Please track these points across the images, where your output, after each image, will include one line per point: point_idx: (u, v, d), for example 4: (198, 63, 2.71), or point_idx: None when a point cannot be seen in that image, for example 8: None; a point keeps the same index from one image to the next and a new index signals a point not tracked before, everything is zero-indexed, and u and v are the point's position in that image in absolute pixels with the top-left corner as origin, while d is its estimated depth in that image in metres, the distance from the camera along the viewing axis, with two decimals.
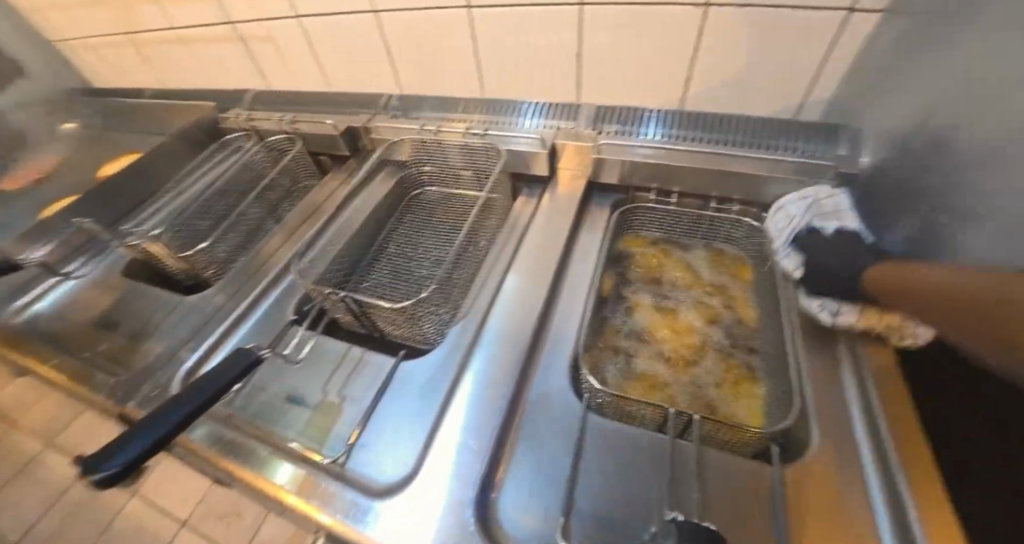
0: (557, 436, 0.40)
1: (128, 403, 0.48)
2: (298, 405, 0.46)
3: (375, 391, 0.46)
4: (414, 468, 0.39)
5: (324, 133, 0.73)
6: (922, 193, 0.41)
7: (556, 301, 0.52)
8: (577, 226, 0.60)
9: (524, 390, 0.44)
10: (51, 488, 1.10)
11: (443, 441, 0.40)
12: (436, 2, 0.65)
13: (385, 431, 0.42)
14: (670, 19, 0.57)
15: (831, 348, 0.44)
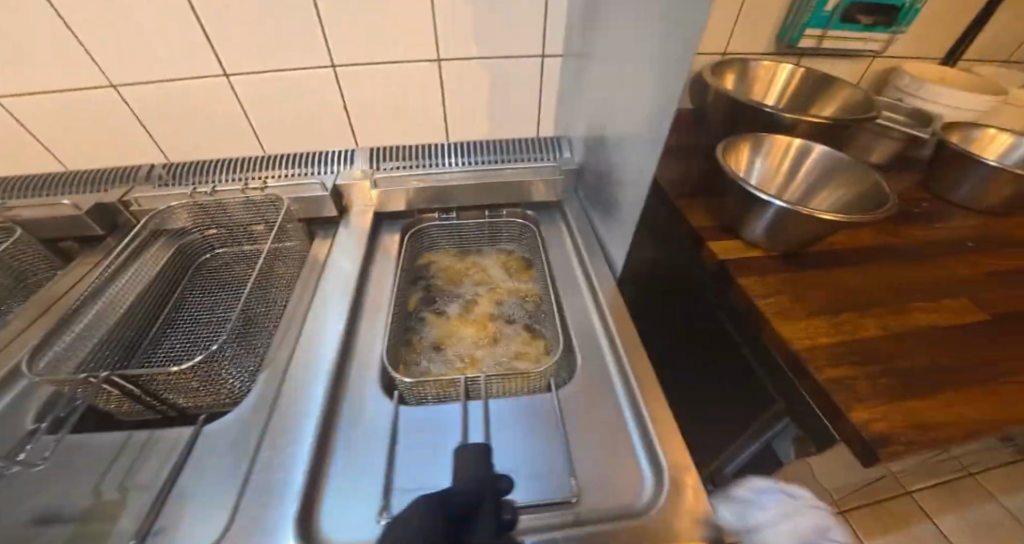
0: (378, 432, 0.43)
1: None
2: (59, 519, 0.38)
3: (167, 469, 0.41)
4: (224, 527, 0.36)
5: (60, 217, 0.63)
6: (604, 173, 0.60)
7: (363, 321, 0.55)
8: (373, 252, 0.66)
9: (335, 412, 0.44)
10: None
11: (260, 485, 0.38)
12: (185, 71, 0.65)
13: (186, 506, 0.37)
14: (414, 76, 0.71)
15: (583, 296, 0.57)
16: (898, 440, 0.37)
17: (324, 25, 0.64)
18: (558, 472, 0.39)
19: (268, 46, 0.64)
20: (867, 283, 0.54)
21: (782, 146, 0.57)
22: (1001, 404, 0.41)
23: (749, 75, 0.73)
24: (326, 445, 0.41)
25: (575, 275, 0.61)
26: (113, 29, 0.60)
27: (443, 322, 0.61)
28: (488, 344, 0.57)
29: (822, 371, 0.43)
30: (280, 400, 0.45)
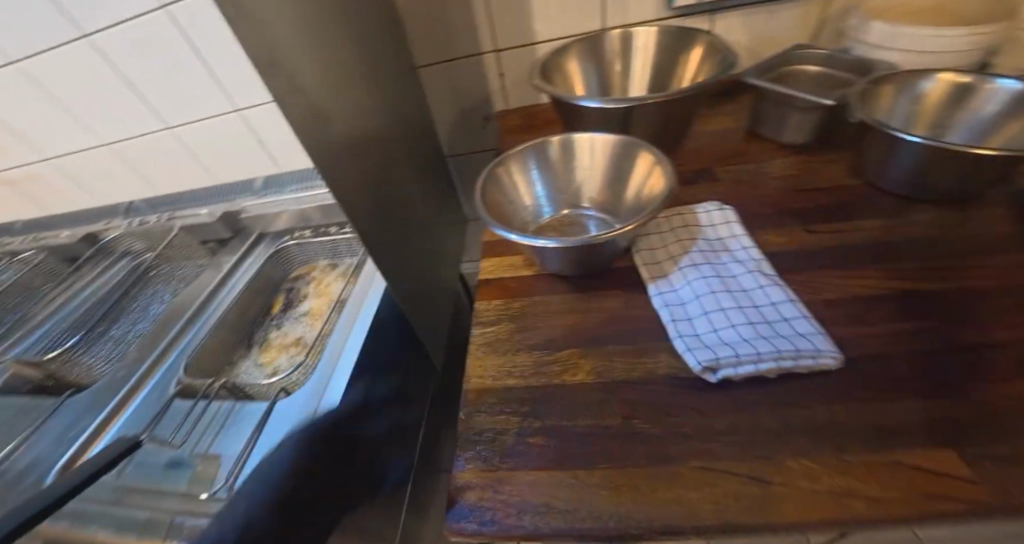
0: (149, 412, 0.56)
1: None
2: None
3: (40, 421, 0.59)
4: (43, 465, 0.53)
5: (65, 243, 0.87)
6: (387, 179, 0.59)
7: (194, 324, 0.66)
8: (243, 261, 0.76)
9: (135, 394, 0.58)
10: None
11: (76, 436, 0.55)
12: (83, 140, 0.78)
13: (45, 439, 0.56)
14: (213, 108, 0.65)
15: (334, 326, 0.59)
16: (476, 516, 0.31)
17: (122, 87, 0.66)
18: (224, 470, 0.46)
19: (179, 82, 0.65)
20: (639, 310, 0.43)
21: (586, 154, 0.52)
22: (686, 487, 0.30)
23: (603, 49, 0.63)
24: (113, 417, 0.56)
25: (345, 303, 0.62)
26: (41, 122, 0.77)
27: (268, 334, 0.70)
28: (289, 354, 0.65)
29: (474, 418, 0.37)
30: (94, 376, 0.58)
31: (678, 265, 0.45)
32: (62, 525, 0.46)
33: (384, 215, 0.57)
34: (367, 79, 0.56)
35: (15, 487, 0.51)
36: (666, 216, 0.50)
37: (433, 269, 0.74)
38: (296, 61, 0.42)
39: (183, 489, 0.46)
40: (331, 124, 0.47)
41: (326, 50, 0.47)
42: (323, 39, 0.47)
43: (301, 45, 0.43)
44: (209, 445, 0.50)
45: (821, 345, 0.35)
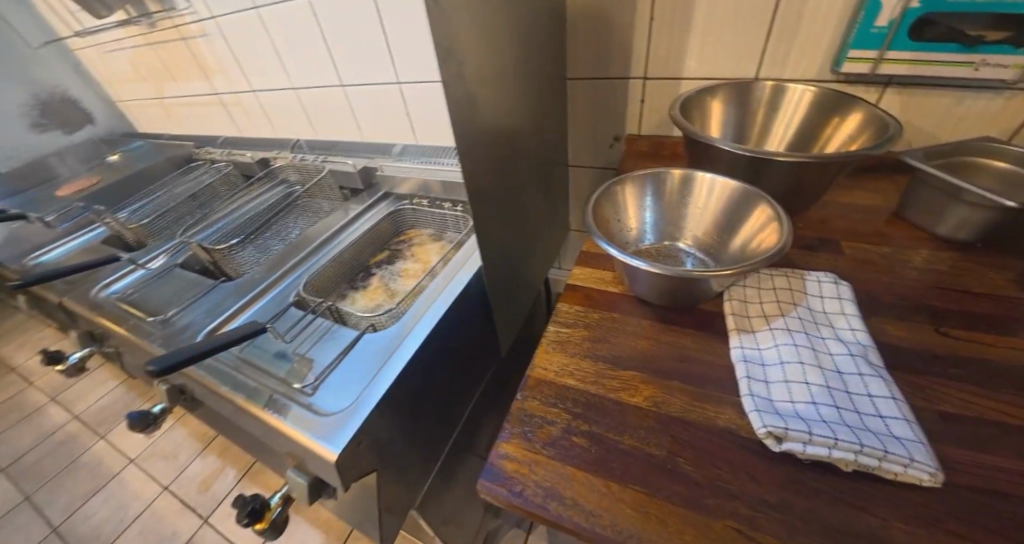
0: (271, 311, 0.67)
1: (64, 295, 0.78)
2: (144, 296, 0.75)
3: (196, 293, 0.74)
4: (193, 326, 0.67)
5: (245, 161, 1.08)
6: (514, 175, 0.65)
7: (319, 253, 0.78)
8: (368, 212, 0.87)
9: (266, 294, 0.71)
10: (43, 430, 1.38)
11: (218, 313, 0.69)
12: (305, 83, 1.05)
13: (195, 308, 0.71)
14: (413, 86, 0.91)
15: (430, 286, 0.66)
16: (509, 485, 0.34)
17: (340, 41, 0.90)
18: (314, 372, 0.55)
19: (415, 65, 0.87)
20: (717, 358, 0.42)
21: (704, 193, 0.51)
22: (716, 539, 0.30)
23: (752, 96, 0.63)
24: (246, 309, 0.69)
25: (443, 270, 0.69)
26: (279, 60, 1.03)
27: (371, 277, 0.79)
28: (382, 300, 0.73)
29: (529, 401, 0.40)
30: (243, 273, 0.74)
31: (769, 325, 0.43)
32: (196, 374, 0.58)
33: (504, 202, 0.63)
34: (522, 81, 0.61)
35: (176, 337, 0.66)
36: (774, 275, 0.48)
37: (525, 262, 0.78)
38: (471, 54, 0.48)
39: (281, 373, 0.55)
40: (483, 114, 0.53)
41: (496, 48, 0.53)
42: (498, 39, 0.53)
43: (479, 40, 0.49)
44: (307, 348, 0.59)
45: (919, 454, 0.32)
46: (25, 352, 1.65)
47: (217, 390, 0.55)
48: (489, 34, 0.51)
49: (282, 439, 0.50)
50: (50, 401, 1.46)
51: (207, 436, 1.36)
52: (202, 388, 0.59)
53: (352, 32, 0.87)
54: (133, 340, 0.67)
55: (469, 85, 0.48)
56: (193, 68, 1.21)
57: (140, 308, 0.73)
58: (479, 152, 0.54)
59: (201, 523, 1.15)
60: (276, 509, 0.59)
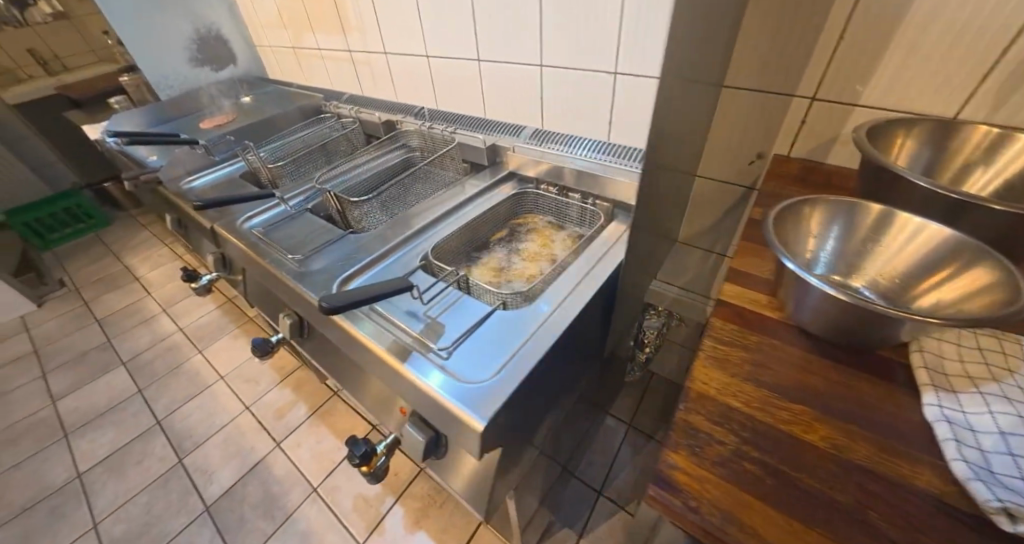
0: (398, 270, 0.69)
1: (216, 223, 0.87)
2: (283, 235, 0.81)
3: (327, 240, 0.78)
4: (330, 271, 0.71)
5: (372, 121, 1.12)
6: (665, 180, 0.63)
7: (444, 222, 0.79)
8: (491, 190, 0.87)
9: (394, 253, 0.73)
10: (157, 335, 1.60)
11: (349, 263, 0.72)
12: (441, 52, 1.07)
13: (328, 254, 0.75)
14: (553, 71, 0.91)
15: (560, 275, 0.65)
16: (682, 498, 0.33)
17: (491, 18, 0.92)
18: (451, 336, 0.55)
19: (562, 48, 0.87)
20: (909, 413, 0.38)
21: (901, 233, 0.47)
22: None
23: (960, 132, 0.56)
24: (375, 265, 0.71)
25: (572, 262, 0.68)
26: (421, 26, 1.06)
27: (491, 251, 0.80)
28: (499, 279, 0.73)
29: (692, 415, 0.39)
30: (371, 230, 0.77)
31: (976, 389, 0.38)
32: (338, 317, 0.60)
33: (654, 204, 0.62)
34: (699, 82, 0.59)
35: (313, 279, 0.70)
36: (980, 337, 0.43)
37: (641, 264, 0.77)
38: (678, 48, 0.46)
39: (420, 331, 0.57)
40: (667, 119, 0.51)
41: (694, 45, 0.50)
42: (698, 36, 0.50)
43: (687, 36, 0.47)
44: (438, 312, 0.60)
45: None
46: (147, 264, 1.89)
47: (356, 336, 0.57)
48: (692, 29, 0.49)
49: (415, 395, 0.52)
50: (162, 312, 1.68)
51: (286, 369, 1.48)
52: (335, 329, 0.62)
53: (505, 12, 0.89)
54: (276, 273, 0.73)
55: (669, 83, 0.46)
56: (334, 23, 1.27)
57: (281, 245, 0.78)
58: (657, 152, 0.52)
59: (274, 446, 1.26)
60: (380, 458, 0.61)
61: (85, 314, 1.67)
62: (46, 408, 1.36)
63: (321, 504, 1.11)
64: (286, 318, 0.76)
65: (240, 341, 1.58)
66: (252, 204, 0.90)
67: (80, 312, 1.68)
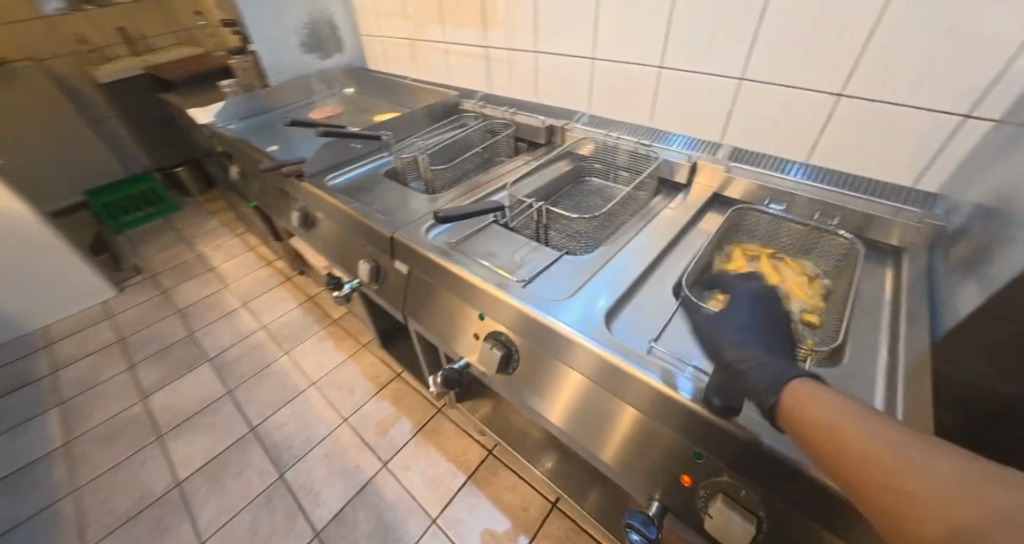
0: (659, 312, 0.59)
1: (396, 231, 0.78)
2: (495, 257, 0.70)
3: (543, 263, 0.68)
4: (571, 297, 0.61)
5: (532, 125, 1.06)
6: (993, 237, 0.56)
7: (675, 251, 0.70)
8: (700, 219, 0.79)
9: (641, 287, 0.63)
10: (239, 331, 1.60)
11: (592, 291, 0.62)
12: (616, 58, 1.03)
13: (552, 278, 0.65)
14: (762, 91, 0.88)
15: (851, 329, 0.59)
16: None
17: (695, 28, 0.89)
18: None
19: (780, 62, 0.83)
20: None
21: None
22: None
23: None
24: (626, 298, 0.61)
25: (850, 311, 0.62)
26: (595, 28, 1.02)
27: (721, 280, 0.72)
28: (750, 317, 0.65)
29: None
30: (599, 247, 0.70)
31: None
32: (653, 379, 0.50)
33: (982, 258, 0.56)
34: None
35: (556, 308, 0.59)
36: None
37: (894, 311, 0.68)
38: None
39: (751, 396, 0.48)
40: None
41: None
42: None
43: None
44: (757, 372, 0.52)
45: None
46: (219, 254, 1.99)
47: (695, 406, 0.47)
48: None
49: (801, 489, 0.43)
50: (242, 306, 1.70)
51: (382, 379, 1.40)
52: (631, 388, 0.52)
53: (714, 23, 0.87)
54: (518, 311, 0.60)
55: None
56: (473, 17, 1.20)
57: (505, 273, 0.66)
58: None
59: (381, 466, 1.16)
60: (653, 513, 0.53)
61: (164, 303, 1.73)
62: (136, 404, 1.35)
63: (444, 537, 1.02)
64: (495, 349, 0.63)
65: (325, 344, 1.54)
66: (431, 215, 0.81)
67: (157, 300, 1.75)
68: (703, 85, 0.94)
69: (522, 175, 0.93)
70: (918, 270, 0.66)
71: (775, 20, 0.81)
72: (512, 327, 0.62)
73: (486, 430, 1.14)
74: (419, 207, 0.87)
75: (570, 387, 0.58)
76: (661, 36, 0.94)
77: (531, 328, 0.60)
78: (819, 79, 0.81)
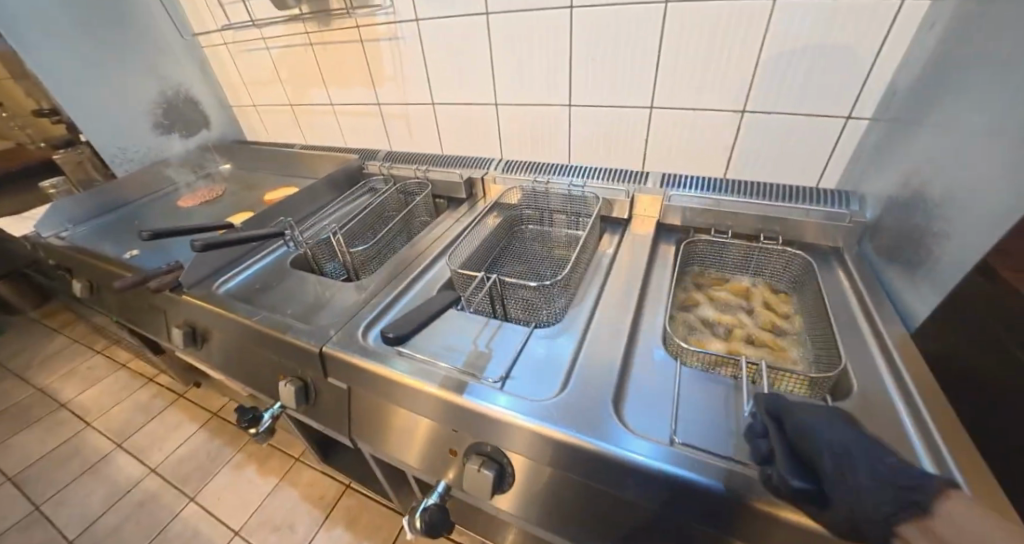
0: (661, 379, 0.52)
1: (323, 344, 0.62)
2: (456, 352, 0.58)
3: (515, 347, 0.58)
4: (562, 387, 0.51)
5: (448, 180, 0.95)
6: (914, 231, 0.60)
7: (646, 298, 0.65)
8: (654, 256, 0.76)
9: (632, 352, 0.56)
10: (113, 487, 1.22)
11: (583, 372, 0.53)
12: (521, 100, 0.98)
13: (530, 366, 0.55)
14: (671, 117, 0.90)
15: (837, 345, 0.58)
16: None
17: (596, 64, 0.89)
18: None
19: (681, 88, 0.86)
20: None
21: None
22: None
23: None
24: (625, 371, 0.53)
25: (825, 327, 0.62)
26: (495, 73, 0.97)
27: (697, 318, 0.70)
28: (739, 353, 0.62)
29: None
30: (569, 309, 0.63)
31: None
32: (684, 474, 0.42)
33: (915, 251, 0.58)
34: (951, 129, 0.57)
35: (551, 408, 0.49)
36: None
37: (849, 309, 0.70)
38: None
39: None
40: (987, 177, 0.49)
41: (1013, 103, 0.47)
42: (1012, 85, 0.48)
43: None
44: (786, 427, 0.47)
45: None
46: (72, 386, 1.55)
47: (746, 501, 0.40)
48: None
49: None
50: (115, 450, 1.32)
51: (325, 499, 1.16)
52: (663, 490, 0.44)
53: (613, 58, 0.87)
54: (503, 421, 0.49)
55: None
56: (359, 74, 1.09)
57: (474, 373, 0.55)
58: (988, 208, 0.48)
59: None
60: None
61: None
62: None
63: None
64: (485, 469, 0.51)
65: (243, 473, 1.24)
66: (362, 312, 0.67)
67: None
68: (615, 116, 0.94)
69: (455, 239, 0.82)
70: (857, 268, 0.69)
71: (670, 51, 0.83)
72: (496, 437, 0.51)
73: (467, 530, 0.98)
74: (342, 304, 0.71)
75: (587, 501, 0.48)
76: (563, 75, 0.92)
77: (518, 435, 0.49)
78: (720, 99, 0.85)
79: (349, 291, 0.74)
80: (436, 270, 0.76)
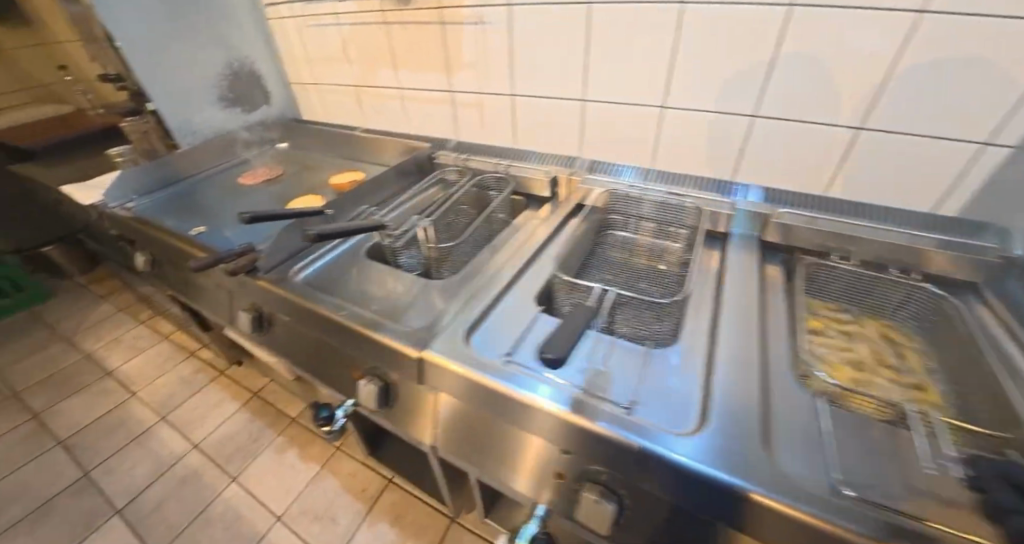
0: (806, 418, 0.47)
1: (423, 349, 0.58)
2: (570, 370, 0.54)
3: (634, 370, 0.54)
4: (699, 422, 0.47)
5: (534, 177, 0.91)
6: None
7: (768, 323, 0.59)
8: (763, 276, 0.70)
9: (765, 386, 0.51)
10: (158, 460, 1.22)
11: (718, 405, 0.48)
12: (610, 97, 0.93)
13: (655, 394, 0.50)
14: (772, 127, 0.82)
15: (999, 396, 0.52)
16: None
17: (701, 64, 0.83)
18: None
19: (791, 98, 0.78)
20: None
21: None
22: None
23: None
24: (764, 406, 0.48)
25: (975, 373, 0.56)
26: (585, 67, 0.91)
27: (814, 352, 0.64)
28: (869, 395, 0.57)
29: None
30: (686, 331, 0.58)
31: None
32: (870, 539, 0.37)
33: None
34: None
35: (694, 445, 0.44)
36: None
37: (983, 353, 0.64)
38: None
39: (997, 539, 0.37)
40: None
41: None
42: None
43: None
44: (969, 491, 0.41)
45: None
46: (116, 353, 1.55)
47: None
48: None
49: None
50: (158, 422, 1.32)
51: (369, 492, 1.14)
52: None
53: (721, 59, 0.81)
54: (640, 457, 0.44)
55: None
56: (435, 58, 1.04)
57: (597, 397, 0.50)
58: None
59: None
60: None
61: (38, 436, 1.29)
62: None
63: None
64: (606, 501, 0.47)
65: (285, 457, 1.23)
66: (454, 317, 0.63)
67: (26, 432, 1.30)
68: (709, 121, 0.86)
69: (545, 243, 0.78)
70: (999, 308, 0.63)
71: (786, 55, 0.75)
72: (623, 470, 0.47)
73: None
74: (431, 305, 0.67)
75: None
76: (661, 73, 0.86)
77: (652, 471, 0.45)
78: (830, 112, 0.76)
79: (440, 290, 0.70)
80: (530, 274, 0.71)
